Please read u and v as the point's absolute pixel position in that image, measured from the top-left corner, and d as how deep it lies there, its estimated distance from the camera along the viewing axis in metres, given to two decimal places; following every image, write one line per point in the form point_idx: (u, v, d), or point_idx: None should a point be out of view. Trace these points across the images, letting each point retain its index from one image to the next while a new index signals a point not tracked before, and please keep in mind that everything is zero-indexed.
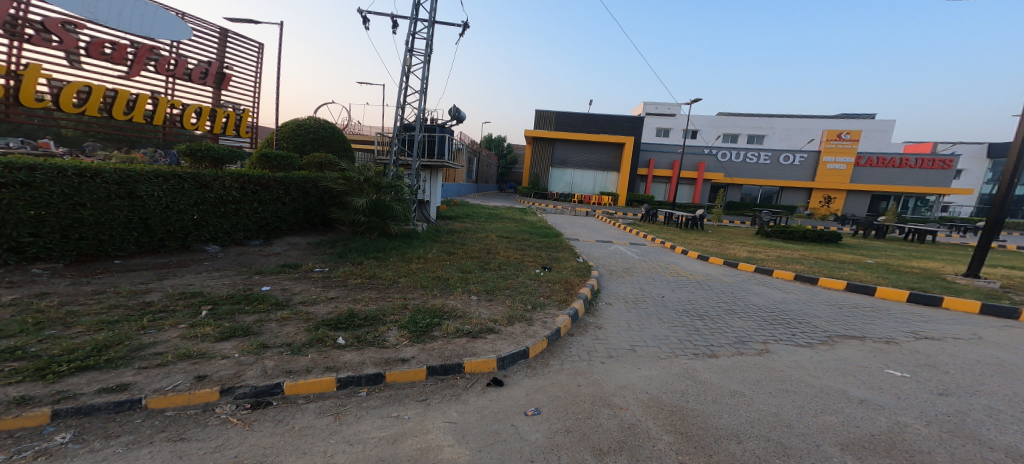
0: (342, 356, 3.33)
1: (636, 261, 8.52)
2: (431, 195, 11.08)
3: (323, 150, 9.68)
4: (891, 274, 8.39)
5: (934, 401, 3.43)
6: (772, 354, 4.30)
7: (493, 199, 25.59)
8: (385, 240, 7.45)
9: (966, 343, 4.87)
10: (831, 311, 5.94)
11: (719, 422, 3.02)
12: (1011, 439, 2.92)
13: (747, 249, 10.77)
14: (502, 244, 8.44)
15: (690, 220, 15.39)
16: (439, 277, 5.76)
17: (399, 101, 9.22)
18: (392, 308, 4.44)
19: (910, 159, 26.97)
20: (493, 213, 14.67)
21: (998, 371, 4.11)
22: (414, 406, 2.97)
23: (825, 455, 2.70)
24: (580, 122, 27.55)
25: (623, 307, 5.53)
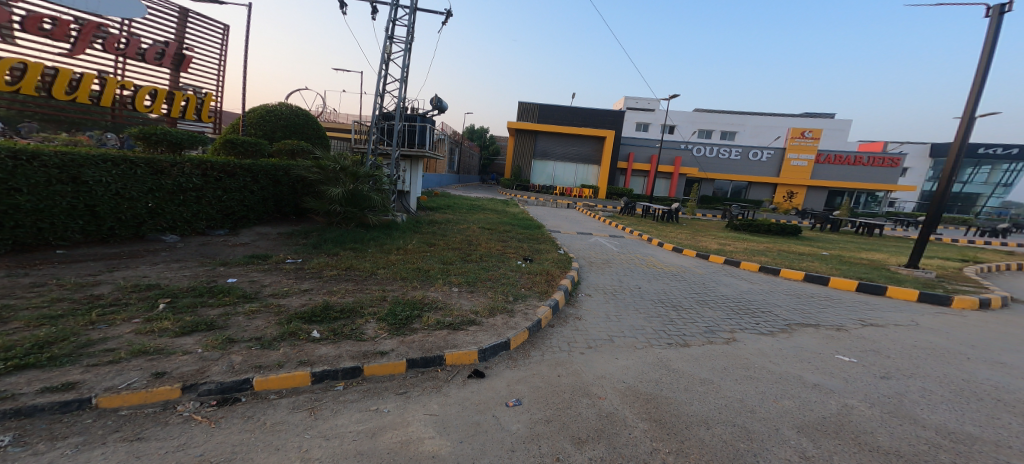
0: (317, 350, 3.28)
1: (615, 253, 8.58)
2: (411, 185, 10.95)
3: (295, 137, 9.46)
4: (848, 266, 8.75)
5: (877, 384, 3.61)
6: (739, 343, 4.44)
7: (476, 190, 25.45)
8: (363, 231, 7.36)
9: (905, 329, 5.17)
10: (792, 301, 6.15)
11: (690, 409, 3.10)
12: (942, 418, 3.11)
13: (719, 242, 11.04)
14: (484, 236, 8.44)
15: (667, 213, 15.69)
16: (420, 268, 5.72)
17: (379, 88, 9.03)
18: (371, 300, 4.41)
19: (864, 158, 28.25)
20: (475, 204, 14.57)
21: (930, 353, 4.43)
22: (393, 399, 2.96)
23: (783, 438, 2.81)
24: (564, 114, 27.66)
25: (601, 298, 5.61)
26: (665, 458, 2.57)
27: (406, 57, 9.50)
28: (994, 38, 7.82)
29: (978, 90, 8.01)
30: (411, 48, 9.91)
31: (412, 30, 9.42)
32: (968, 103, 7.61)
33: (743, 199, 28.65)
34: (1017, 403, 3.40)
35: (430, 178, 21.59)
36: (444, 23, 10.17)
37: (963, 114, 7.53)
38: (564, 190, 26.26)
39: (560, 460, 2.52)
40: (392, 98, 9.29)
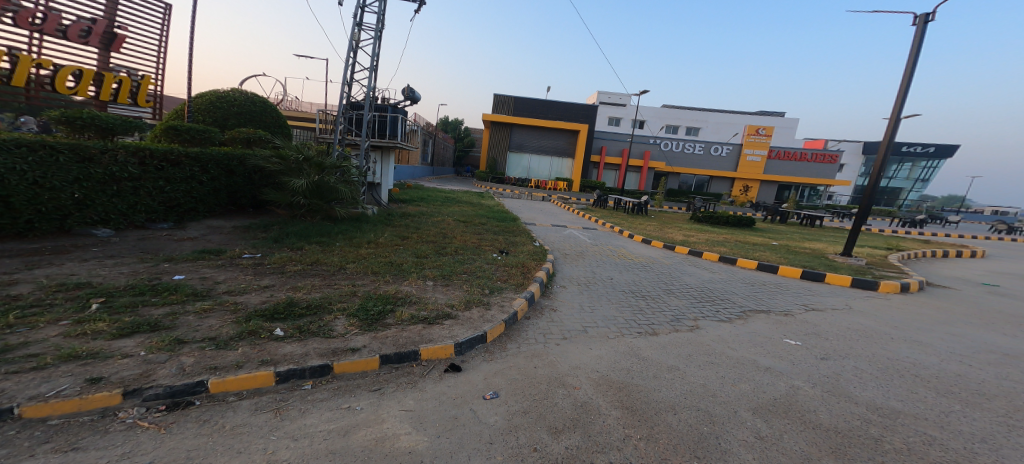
0: (281, 349, 3.27)
1: (588, 245, 8.72)
2: (382, 177, 10.84)
3: (250, 125, 9.19)
4: (792, 255, 9.23)
5: (817, 365, 3.92)
6: (702, 330, 4.64)
7: (451, 182, 25.25)
8: (330, 224, 7.28)
9: (842, 314, 5.59)
10: (746, 288, 6.44)
11: (659, 396, 3.24)
12: (871, 394, 3.43)
13: (684, 233, 11.38)
14: (459, 228, 8.46)
15: (637, 205, 16.05)
16: (392, 262, 5.72)
17: (347, 77, 8.85)
18: (341, 295, 4.40)
19: (807, 154, 29.33)
20: (450, 197, 14.55)
21: (861, 335, 4.83)
22: (367, 396, 2.99)
23: (740, 420, 2.98)
24: (538, 108, 27.76)
25: (576, 290, 5.73)
26: (637, 445, 2.68)
27: (375, 46, 9.35)
28: (919, 45, 8.33)
29: (903, 93, 8.54)
30: (382, 37, 9.75)
31: (383, 18, 9.26)
32: (895, 106, 8.11)
33: (705, 193, 29.42)
34: (933, 377, 3.80)
35: (402, 169, 21.25)
36: (417, 12, 10.02)
37: (890, 116, 8.03)
38: (539, 182, 26.40)
39: (538, 449, 2.60)
40: (360, 88, 9.13)
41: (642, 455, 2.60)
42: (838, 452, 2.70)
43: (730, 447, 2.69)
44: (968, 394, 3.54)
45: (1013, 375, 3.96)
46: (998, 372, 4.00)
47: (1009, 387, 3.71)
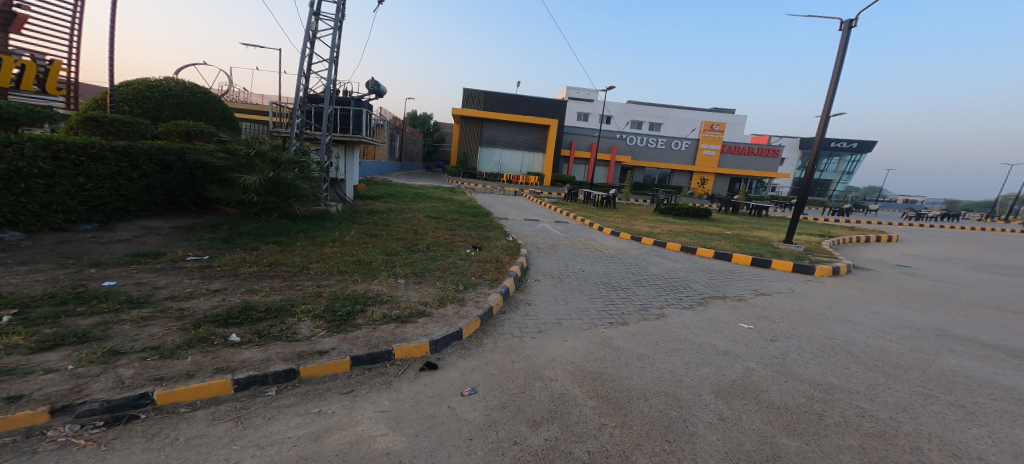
0: (238, 355, 3.04)
1: (561, 238, 8.74)
2: (346, 173, 10.47)
3: (189, 116, 8.60)
4: (741, 242, 9.70)
5: (767, 346, 4.16)
6: (668, 318, 4.76)
7: (419, 178, 24.76)
8: (288, 222, 6.93)
9: (789, 297, 5.94)
10: (705, 276, 6.68)
11: (631, 383, 3.28)
12: (812, 372, 3.68)
13: (650, 225, 11.68)
14: (431, 225, 8.27)
15: (605, 198, 16.35)
16: (360, 261, 5.49)
17: (303, 68, 8.42)
18: (304, 297, 4.17)
19: (754, 148, 30.83)
20: (420, 192, 14.25)
21: (802, 317, 5.17)
22: (339, 399, 2.84)
23: (704, 402, 3.08)
24: (511, 101, 27.72)
25: (550, 283, 5.73)
26: (612, 432, 2.69)
27: (335, 36, 8.95)
28: (844, 48, 8.90)
29: (831, 94, 9.11)
30: (342, 27, 9.37)
31: (342, 8, 8.87)
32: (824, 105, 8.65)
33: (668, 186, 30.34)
34: (860, 354, 4.14)
35: (367, 165, 20.59)
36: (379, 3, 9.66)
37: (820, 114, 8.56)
38: (511, 177, 26.35)
39: (518, 443, 2.55)
40: (318, 80, 8.72)
41: (617, 441, 2.60)
42: (788, 427, 2.83)
43: (696, 430, 2.74)
44: (890, 367, 3.88)
45: (925, 348, 4.39)
46: (919, 346, 4.42)
47: (921, 359, 4.10)
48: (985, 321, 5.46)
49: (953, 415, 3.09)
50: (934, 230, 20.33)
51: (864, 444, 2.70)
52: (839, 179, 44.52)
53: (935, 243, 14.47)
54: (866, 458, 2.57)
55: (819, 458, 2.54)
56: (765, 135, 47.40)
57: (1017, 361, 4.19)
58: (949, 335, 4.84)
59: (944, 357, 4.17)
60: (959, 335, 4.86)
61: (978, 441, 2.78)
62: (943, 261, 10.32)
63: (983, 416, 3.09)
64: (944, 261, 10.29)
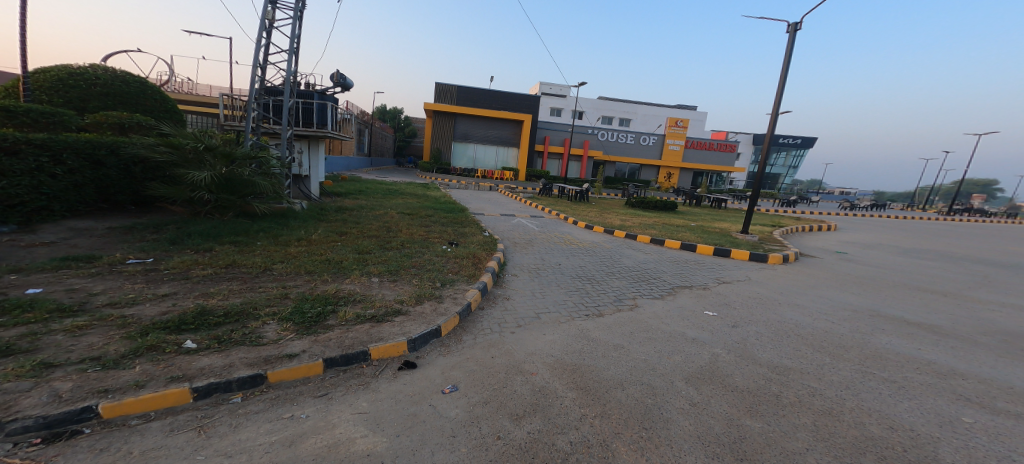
0: (195, 362, 2.86)
1: (537, 233, 8.76)
2: (311, 168, 10.08)
3: (122, 107, 7.93)
4: (706, 234, 10.07)
5: (730, 332, 4.34)
6: (640, 308, 4.88)
7: (389, 174, 24.24)
8: (247, 221, 6.60)
9: (750, 285, 6.22)
10: (674, 267, 6.89)
11: (608, 374, 3.33)
12: (771, 355, 3.87)
13: (622, 218, 11.92)
14: (404, 221, 8.10)
15: (578, 193, 16.58)
16: (330, 260, 5.30)
17: (259, 59, 8.01)
18: (269, 299, 3.98)
19: (715, 143, 32.04)
20: (391, 188, 13.94)
21: (761, 303, 5.44)
22: (312, 402, 2.73)
23: (677, 389, 3.17)
24: (485, 96, 27.51)
25: (527, 277, 5.73)
26: (593, 422, 2.72)
27: (294, 26, 8.58)
28: (790, 51, 9.41)
29: (779, 94, 9.62)
30: (303, 17, 9.01)
31: None
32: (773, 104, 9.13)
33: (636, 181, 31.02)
34: (809, 336, 4.39)
35: (334, 160, 19.93)
36: None
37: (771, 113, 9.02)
38: (486, 173, 26.25)
39: (502, 437, 2.54)
40: (277, 71, 8.31)
41: (598, 431, 2.63)
42: (752, 410, 2.95)
43: (670, 416, 2.82)
44: (833, 347, 4.14)
45: (874, 329, 4.69)
46: (869, 328, 4.71)
47: (860, 338, 4.40)
48: (917, 301, 5.92)
49: (889, 390, 3.33)
50: (878, 220, 21.83)
51: (818, 421, 2.85)
52: (786, 173, 47.00)
53: (879, 232, 15.51)
54: (821, 434, 2.72)
55: (781, 436, 2.66)
56: (724, 131, 49.38)
57: (941, 337, 4.56)
58: (883, 315, 5.22)
59: (878, 336, 4.50)
60: (889, 315, 5.25)
61: (910, 413, 3.00)
62: (885, 248, 11.11)
63: (914, 390, 3.36)
64: (886, 248, 11.06)
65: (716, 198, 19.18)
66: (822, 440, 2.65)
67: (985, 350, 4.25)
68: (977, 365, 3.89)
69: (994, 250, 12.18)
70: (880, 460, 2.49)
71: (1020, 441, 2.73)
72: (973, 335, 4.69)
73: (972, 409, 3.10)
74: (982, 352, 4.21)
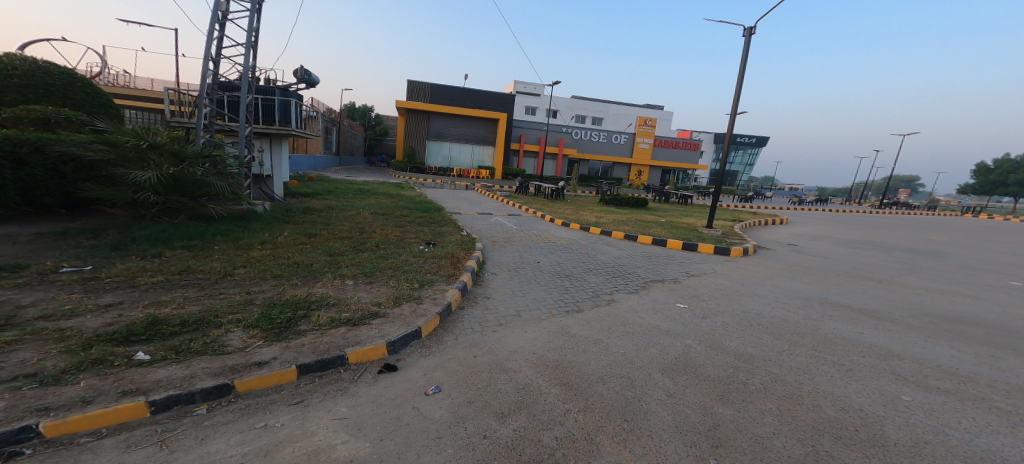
0: (150, 375, 2.73)
1: (515, 231, 8.80)
2: (274, 168, 9.71)
3: (44, 100, 7.08)
4: (675, 229, 10.42)
5: (700, 324, 4.54)
6: (617, 302, 5.03)
7: (359, 173, 23.69)
8: (203, 224, 6.29)
9: (716, 278, 6.51)
10: (646, 262, 7.11)
11: (589, 369, 3.42)
12: (736, 344, 4.08)
13: (596, 215, 12.16)
14: (378, 222, 7.97)
15: (553, 190, 16.76)
16: (299, 264, 5.14)
17: (211, 53, 7.59)
18: (234, 306, 3.83)
19: (681, 142, 33.09)
20: (363, 188, 13.63)
21: (726, 294, 5.71)
22: (287, 410, 2.67)
23: (654, 381, 3.30)
24: (460, 94, 27.35)
25: (506, 276, 5.77)
26: (577, 417, 2.79)
27: (252, 19, 8.22)
28: (747, 53, 9.87)
29: (739, 94, 10.08)
30: (262, 11, 8.67)
31: None
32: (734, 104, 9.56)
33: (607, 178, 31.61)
34: (769, 324, 4.65)
35: (299, 160, 19.26)
36: None
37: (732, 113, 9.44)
38: (461, 172, 26.13)
39: (487, 436, 2.57)
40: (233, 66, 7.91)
41: (582, 425, 2.71)
42: (723, 398, 3.11)
43: (649, 407, 2.93)
44: (790, 334, 4.41)
45: (829, 316, 5.02)
46: (825, 316, 5.03)
47: (812, 325, 4.70)
48: (864, 289, 6.38)
49: (839, 373, 3.58)
50: (831, 214, 23.24)
51: (780, 406, 3.03)
52: (742, 170, 49.21)
53: (834, 225, 16.53)
54: (784, 417, 2.90)
55: (749, 422, 2.82)
56: (687, 131, 50.92)
57: (878, 321, 4.94)
58: (830, 302, 5.60)
59: (830, 323, 4.82)
60: (835, 302, 5.64)
61: (857, 394, 3.25)
62: (838, 240, 11.87)
63: (857, 372, 3.63)
64: (838, 241, 11.82)
65: (682, 194, 19.85)
66: (786, 423, 2.82)
67: (919, 332, 4.65)
68: (910, 346, 4.24)
69: (934, 240, 13.22)
70: (837, 439, 2.68)
71: (952, 415, 3.00)
72: (915, 319, 5.09)
73: (910, 387, 3.38)
74: (914, 333, 4.60)
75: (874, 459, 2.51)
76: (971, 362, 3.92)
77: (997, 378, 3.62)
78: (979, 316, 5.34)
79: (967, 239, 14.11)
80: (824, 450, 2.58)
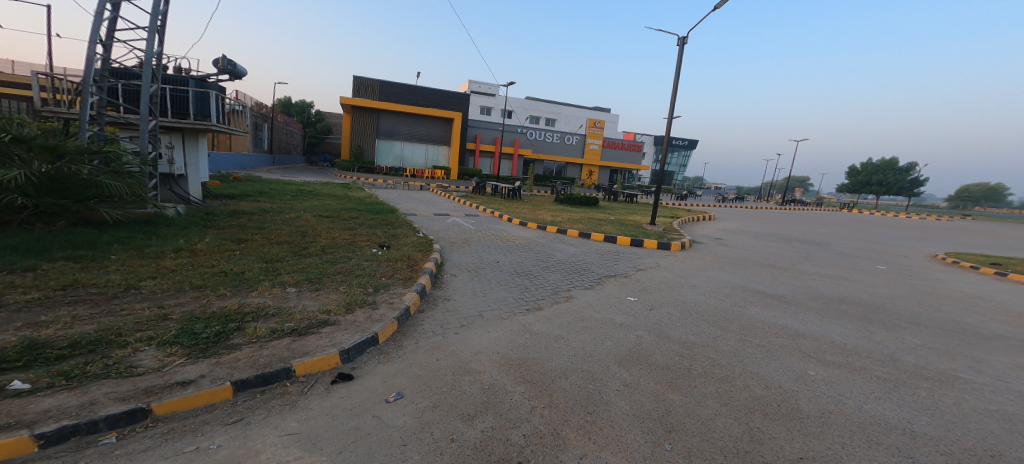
0: (35, 406, 2.39)
1: (473, 231, 8.78)
2: (187, 166, 8.86)
3: None
4: (624, 226, 10.90)
5: (649, 315, 4.81)
6: (575, 298, 5.19)
7: (299, 173, 22.40)
8: (100, 232, 5.57)
9: (661, 271, 6.93)
10: (599, 258, 7.40)
11: (552, 364, 3.51)
12: (680, 332, 4.37)
13: (551, 213, 12.43)
14: (324, 225, 7.58)
15: (508, 191, 16.88)
16: (228, 273, 4.75)
17: (100, 36, 6.69)
18: (147, 322, 3.46)
19: (626, 143, 34.69)
20: (304, 189, 12.89)
21: (671, 286, 6.09)
22: (224, 430, 2.47)
23: (612, 372, 3.45)
24: (409, 92, 26.73)
25: (466, 276, 5.74)
26: (543, 413, 2.85)
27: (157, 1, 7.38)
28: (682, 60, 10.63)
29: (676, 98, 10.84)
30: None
31: None
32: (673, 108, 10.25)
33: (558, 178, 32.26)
34: (708, 312, 5.03)
35: (220, 159, 17.74)
36: None
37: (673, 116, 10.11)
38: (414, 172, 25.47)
39: (455, 439, 2.55)
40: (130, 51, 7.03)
41: (548, 421, 2.77)
42: (672, 384, 3.33)
43: (609, 398, 3.07)
44: (722, 320, 4.82)
45: (760, 302, 5.55)
46: (755, 302, 5.55)
47: (740, 311, 5.16)
48: (778, 276, 7.10)
49: (761, 354, 3.96)
50: (759, 211, 25.54)
51: (719, 389, 3.30)
52: (678, 170, 52.49)
53: (765, 221, 18.20)
54: (724, 398, 3.16)
55: (696, 406, 3.04)
56: (629, 133, 53.48)
57: (788, 305, 5.53)
58: (751, 290, 6.17)
59: (758, 308, 5.31)
60: (755, 289, 6.24)
61: (777, 372, 3.62)
62: (762, 234, 13.11)
63: (776, 352, 4.03)
64: (763, 234, 13.06)
65: (628, 193, 20.86)
66: (727, 405, 3.07)
67: (830, 313, 5.25)
68: (823, 326, 4.78)
69: (844, 233, 14.99)
70: (764, 415, 2.95)
71: (860, 386, 3.44)
72: (831, 302, 5.75)
73: (814, 363, 3.82)
74: (816, 314, 5.20)
75: (795, 430, 2.79)
76: (874, 338, 4.51)
77: (894, 350, 4.19)
78: (877, 297, 6.15)
79: (871, 232, 16.14)
80: (755, 426, 2.83)
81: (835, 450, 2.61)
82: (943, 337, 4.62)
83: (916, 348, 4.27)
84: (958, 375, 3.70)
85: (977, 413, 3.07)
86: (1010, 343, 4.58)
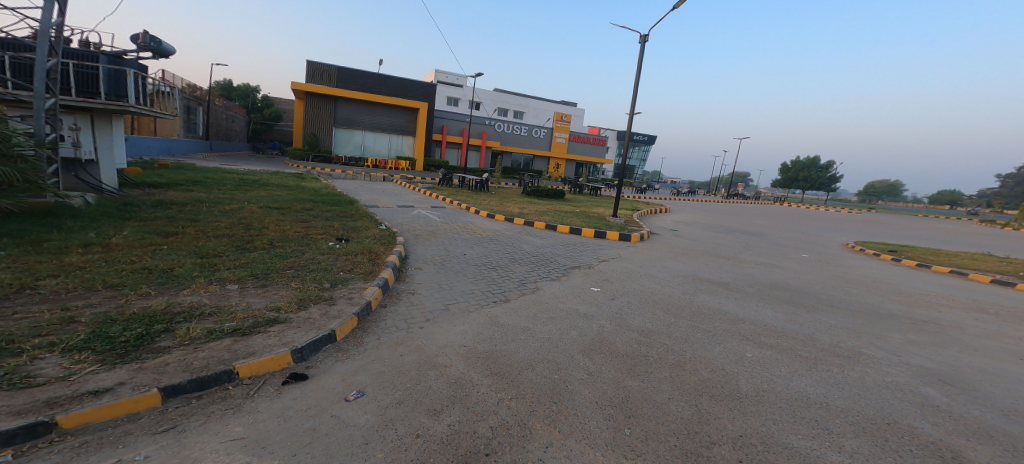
0: None
1: (439, 223, 8.67)
2: (93, 149, 8.04)
3: None
4: (588, 218, 11.12)
5: (610, 304, 4.96)
6: (541, 290, 5.26)
7: (247, 162, 21.14)
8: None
9: (622, 261, 7.15)
10: (564, 250, 7.52)
11: (519, 356, 3.55)
12: (638, 320, 4.54)
13: (519, 206, 12.47)
14: (273, 217, 7.22)
15: (477, 183, 16.76)
16: (152, 270, 4.42)
17: None
18: (48, 326, 3.14)
19: (591, 137, 35.28)
20: (253, 180, 12.18)
21: (632, 276, 6.30)
22: (157, 439, 2.32)
23: (576, 361, 3.53)
24: (371, 80, 25.71)
25: (431, 269, 5.66)
26: (509, 404, 2.88)
27: None
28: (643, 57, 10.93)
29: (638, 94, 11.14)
30: None
31: None
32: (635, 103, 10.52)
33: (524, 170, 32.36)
34: (665, 301, 5.25)
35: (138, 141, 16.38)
36: None
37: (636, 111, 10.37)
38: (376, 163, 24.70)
39: (420, 435, 2.53)
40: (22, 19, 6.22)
41: (514, 412, 2.80)
42: (632, 371, 3.45)
43: (573, 387, 3.15)
44: (676, 307, 5.05)
45: (715, 290, 5.86)
46: (710, 290, 5.85)
47: (694, 299, 5.42)
48: (724, 265, 7.51)
49: (707, 339, 4.19)
50: (716, 205, 26.82)
51: (673, 373, 3.46)
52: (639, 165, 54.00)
53: (720, 214, 19.16)
54: (678, 382, 3.32)
55: (653, 391, 3.17)
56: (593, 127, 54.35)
57: (730, 291, 5.88)
58: (703, 278, 6.50)
59: (712, 296, 5.61)
60: (704, 277, 6.56)
61: (722, 355, 3.85)
62: (718, 225, 13.77)
63: (720, 336, 4.27)
64: (716, 225, 13.75)
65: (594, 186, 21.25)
66: (680, 389, 3.23)
67: (778, 299, 5.62)
68: (771, 311, 5.12)
69: (793, 226, 16.05)
70: (711, 397, 3.13)
71: (801, 366, 3.72)
72: (778, 289, 6.15)
73: (751, 346, 4.08)
74: (764, 301, 5.55)
75: (736, 410, 2.98)
76: (813, 320, 4.88)
77: (829, 332, 4.56)
78: (818, 283, 6.64)
79: (816, 225, 17.36)
80: (704, 408, 2.99)
81: (769, 426, 2.80)
82: (872, 319, 5.06)
83: (850, 329, 4.66)
84: (869, 352, 4.07)
85: (897, 386, 3.41)
86: (929, 322, 5.09)
